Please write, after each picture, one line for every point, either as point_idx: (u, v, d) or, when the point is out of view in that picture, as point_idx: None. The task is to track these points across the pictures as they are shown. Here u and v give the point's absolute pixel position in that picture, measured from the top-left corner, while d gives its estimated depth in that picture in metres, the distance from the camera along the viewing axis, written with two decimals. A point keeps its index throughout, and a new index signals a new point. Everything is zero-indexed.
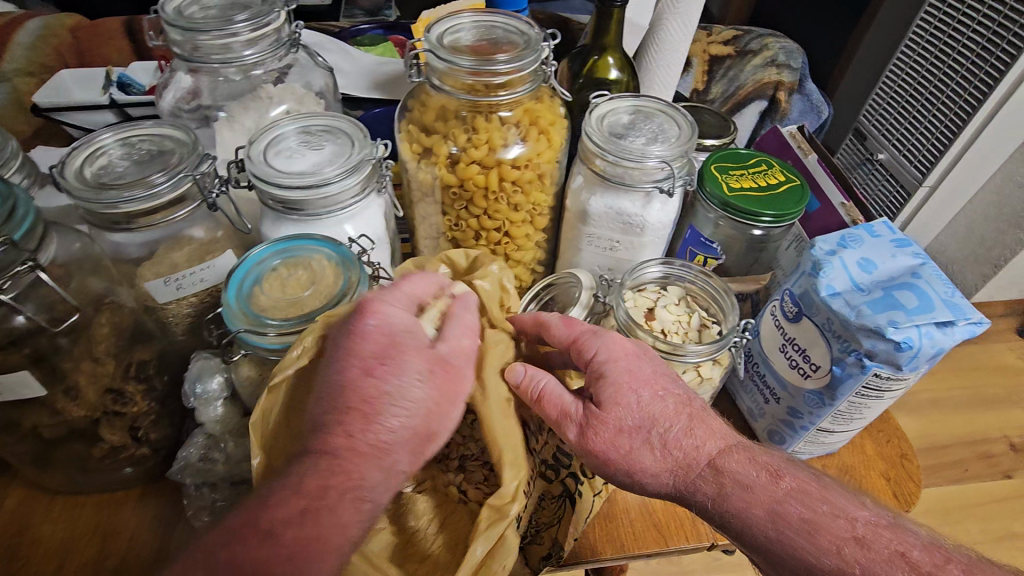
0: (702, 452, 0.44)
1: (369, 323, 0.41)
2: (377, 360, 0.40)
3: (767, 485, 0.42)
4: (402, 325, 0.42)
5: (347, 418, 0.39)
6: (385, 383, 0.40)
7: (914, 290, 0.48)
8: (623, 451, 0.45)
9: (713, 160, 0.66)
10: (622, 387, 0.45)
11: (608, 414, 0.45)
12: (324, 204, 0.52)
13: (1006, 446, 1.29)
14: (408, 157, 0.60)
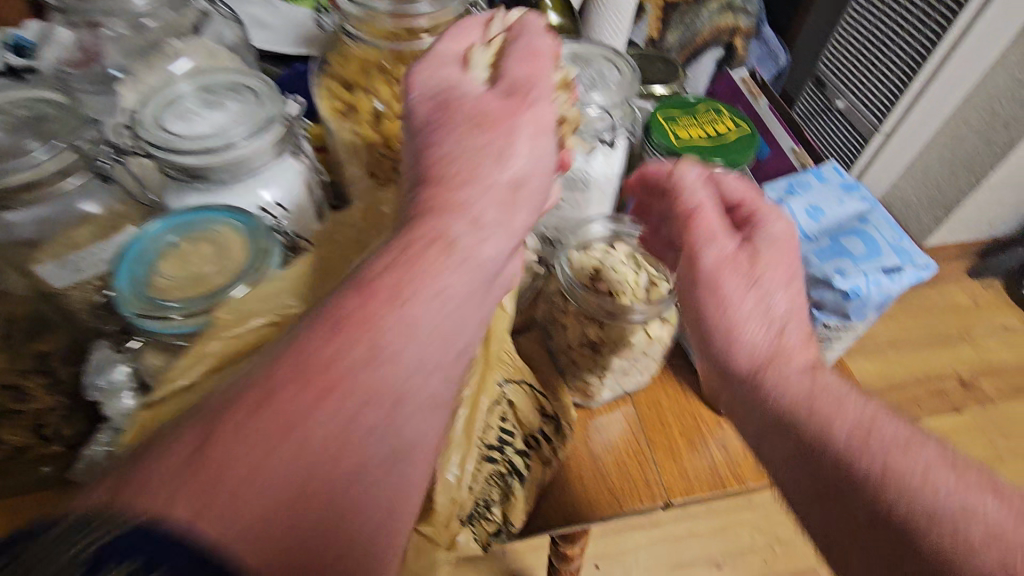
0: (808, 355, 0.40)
1: (445, 108, 0.37)
2: (506, 138, 0.36)
3: (854, 400, 0.38)
4: (493, 119, 0.36)
5: (472, 147, 0.35)
6: (479, 150, 0.35)
7: (862, 237, 0.47)
8: (773, 317, 0.41)
9: (660, 108, 0.62)
10: (763, 242, 0.43)
11: (756, 246, 0.43)
12: (233, 169, 0.47)
13: (957, 382, 1.33)
14: (329, 116, 0.55)
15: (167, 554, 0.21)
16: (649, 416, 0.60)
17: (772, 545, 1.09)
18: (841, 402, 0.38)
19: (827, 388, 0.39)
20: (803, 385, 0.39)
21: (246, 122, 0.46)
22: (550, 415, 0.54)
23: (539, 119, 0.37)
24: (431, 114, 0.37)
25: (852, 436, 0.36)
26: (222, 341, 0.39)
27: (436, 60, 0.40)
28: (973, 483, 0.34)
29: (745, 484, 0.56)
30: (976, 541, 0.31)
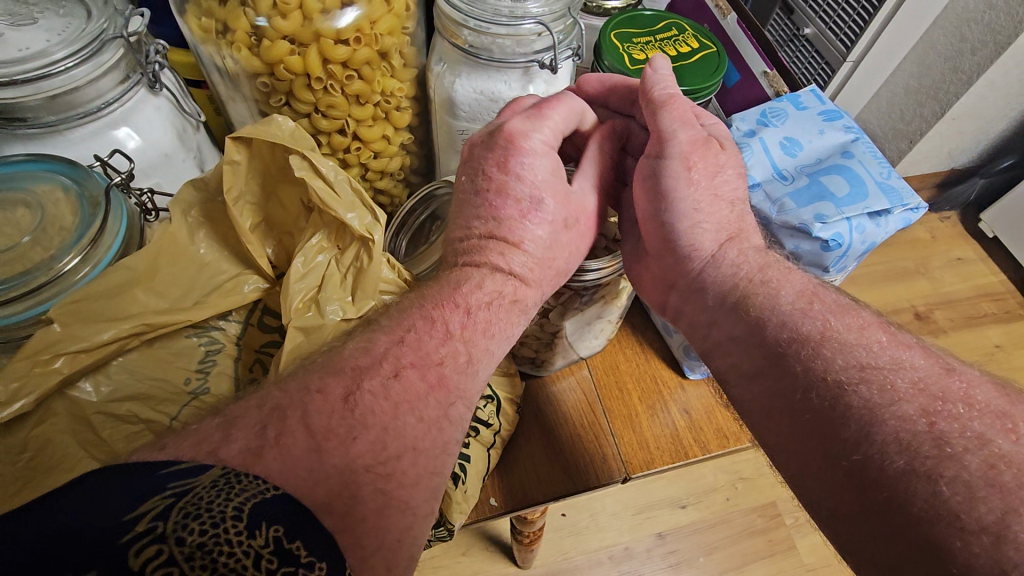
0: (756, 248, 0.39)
1: (519, 199, 0.37)
2: (542, 256, 0.37)
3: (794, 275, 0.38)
4: (554, 263, 0.38)
5: (494, 246, 0.36)
6: (515, 266, 0.36)
7: (845, 173, 0.39)
8: (727, 198, 0.39)
9: (613, 26, 0.52)
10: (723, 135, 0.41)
11: (711, 154, 0.39)
12: (56, 110, 0.36)
13: (913, 314, 1.34)
14: (197, 39, 0.43)
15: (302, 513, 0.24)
16: (606, 382, 0.54)
17: (735, 482, 1.08)
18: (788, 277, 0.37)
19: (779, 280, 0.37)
20: (756, 259, 0.38)
21: (67, 40, 0.34)
22: (488, 395, 0.47)
23: (581, 241, 0.40)
24: (500, 196, 0.37)
25: (794, 317, 0.35)
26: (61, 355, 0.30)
27: (518, 142, 0.37)
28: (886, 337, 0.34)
29: (710, 453, 0.51)
30: (903, 388, 0.31)
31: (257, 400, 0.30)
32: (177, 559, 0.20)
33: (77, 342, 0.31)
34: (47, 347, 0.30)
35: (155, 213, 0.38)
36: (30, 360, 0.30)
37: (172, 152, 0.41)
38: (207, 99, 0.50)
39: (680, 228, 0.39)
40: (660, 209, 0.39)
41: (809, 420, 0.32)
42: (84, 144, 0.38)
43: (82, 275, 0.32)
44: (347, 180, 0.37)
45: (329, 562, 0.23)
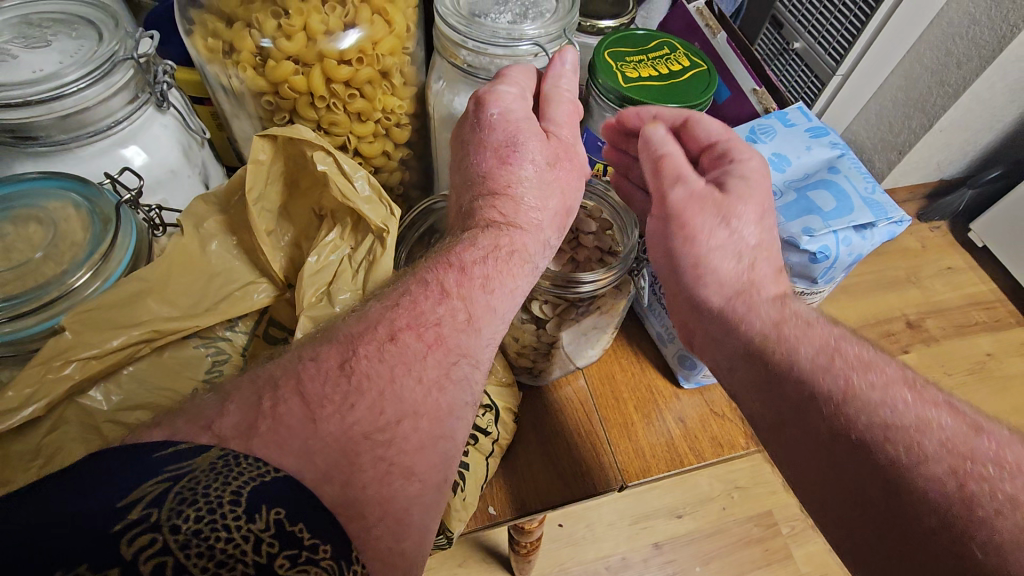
0: (777, 285, 0.39)
1: (497, 150, 0.39)
2: (534, 199, 0.39)
3: (823, 324, 0.38)
4: (548, 204, 0.39)
5: (487, 202, 0.38)
6: (506, 214, 0.38)
7: (831, 188, 0.41)
8: (745, 250, 0.40)
9: (607, 45, 0.54)
10: (753, 171, 0.41)
11: (723, 199, 0.40)
12: (66, 127, 0.37)
13: (904, 323, 1.35)
14: (204, 58, 0.44)
15: (307, 499, 0.25)
16: (602, 391, 0.55)
17: (731, 491, 1.09)
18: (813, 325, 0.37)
19: (795, 312, 0.38)
20: (770, 313, 0.38)
21: (79, 62, 0.36)
22: (486, 403, 0.48)
23: (573, 179, 0.41)
24: (485, 153, 0.39)
25: (814, 368, 0.35)
26: (79, 364, 0.31)
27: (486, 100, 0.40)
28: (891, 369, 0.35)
29: (704, 461, 0.52)
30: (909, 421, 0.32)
31: (252, 375, 0.30)
32: (172, 547, 0.21)
33: (89, 349, 0.31)
34: (63, 354, 0.31)
35: (162, 228, 0.40)
36: (41, 367, 0.30)
37: (179, 168, 0.42)
38: (211, 114, 0.52)
39: (693, 272, 0.41)
40: (676, 253, 0.41)
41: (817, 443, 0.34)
42: (94, 161, 0.39)
43: (93, 289, 0.32)
44: (365, 177, 0.38)
45: (331, 544, 0.25)
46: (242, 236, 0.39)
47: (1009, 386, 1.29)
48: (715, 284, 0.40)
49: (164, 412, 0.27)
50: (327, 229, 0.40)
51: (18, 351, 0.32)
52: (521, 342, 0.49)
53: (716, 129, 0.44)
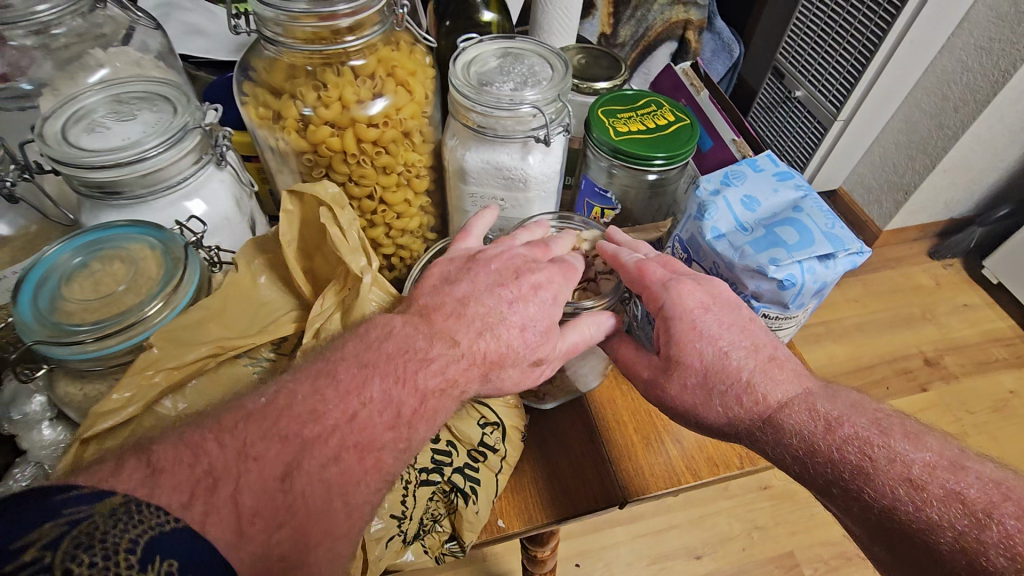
0: (764, 404, 0.43)
1: (515, 303, 0.42)
2: (510, 343, 0.41)
3: (823, 434, 0.42)
4: (508, 361, 0.41)
5: (465, 325, 0.40)
6: (488, 349, 0.40)
7: (795, 225, 0.46)
8: (719, 391, 0.43)
9: (600, 104, 0.61)
10: (681, 322, 0.44)
11: (675, 370, 0.44)
12: (144, 183, 0.44)
13: (921, 360, 1.36)
14: (255, 123, 0.52)
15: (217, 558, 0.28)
16: (603, 414, 0.59)
17: (751, 531, 1.09)
18: (810, 441, 0.42)
19: (794, 429, 0.42)
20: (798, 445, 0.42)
21: (159, 131, 0.43)
22: (493, 421, 0.51)
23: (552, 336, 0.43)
24: (489, 286, 0.42)
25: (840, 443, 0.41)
26: (166, 373, 0.38)
27: (529, 264, 0.44)
28: (902, 431, 0.41)
29: (701, 480, 0.56)
30: (914, 463, 0.39)
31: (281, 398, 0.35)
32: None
33: (173, 360, 0.38)
34: (151, 364, 0.37)
35: (219, 265, 0.47)
36: (138, 374, 0.37)
37: (231, 216, 0.50)
38: (257, 170, 0.60)
39: (681, 412, 0.45)
40: (661, 397, 0.46)
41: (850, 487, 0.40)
42: (164, 211, 0.46)
43: (162, 316, 0.39)
44: (356, 227, 0.44)
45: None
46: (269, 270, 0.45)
47: None
48: (712, 425, 0.45)
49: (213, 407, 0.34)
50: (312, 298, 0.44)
51: (102, 365, 0.38)
52: None
53: (633, 274, 0.47)
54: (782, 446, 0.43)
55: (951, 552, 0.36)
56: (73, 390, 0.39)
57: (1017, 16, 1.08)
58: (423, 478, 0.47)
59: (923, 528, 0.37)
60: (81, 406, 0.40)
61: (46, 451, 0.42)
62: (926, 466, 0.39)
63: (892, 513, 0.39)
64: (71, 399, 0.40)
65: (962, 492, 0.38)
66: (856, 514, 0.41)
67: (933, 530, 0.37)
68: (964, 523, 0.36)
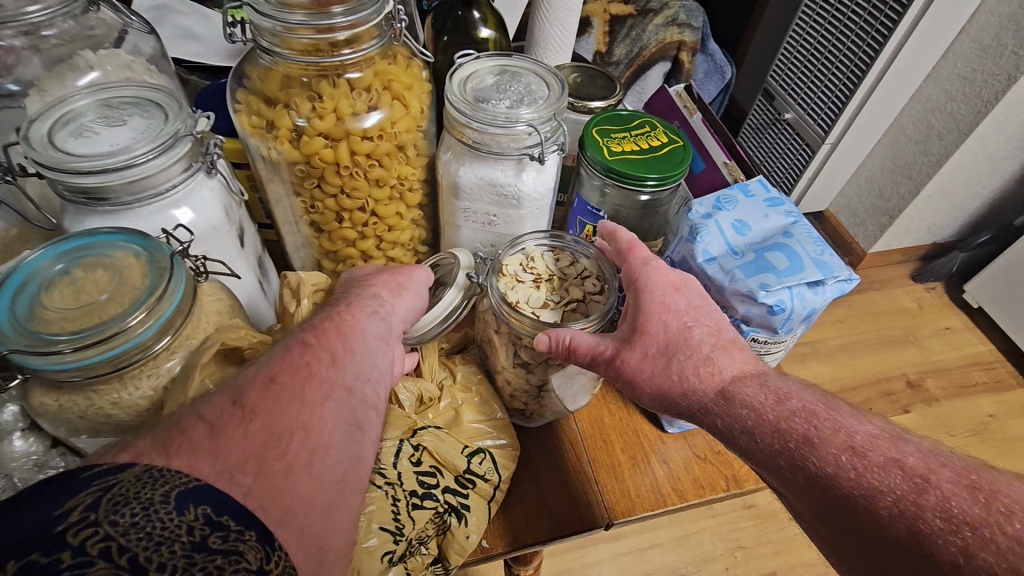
0: (716, 377, 0.41)
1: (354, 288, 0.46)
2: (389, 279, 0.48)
3: (773, 405, 0.39)
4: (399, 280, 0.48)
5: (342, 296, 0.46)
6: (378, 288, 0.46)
7: (785, 251, 0.47)
8: (678, 357, 0.42)
9: (594, 123, 0.62)
10: (656, 292, 0.45)
11: (639, 338, 0.43)
12: (132, 190, 0.43)
13: (904, 382, 1.37)
14: (247, 132, 0.52)
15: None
16: (591, 434, 0.58)
17: (734, 550, 1.09)
18: (760, 412, 0.39)
19: (743, 400, 0.40)
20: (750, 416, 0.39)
21: (149, 138, 0.43)
22: (478, 449, 0.50)
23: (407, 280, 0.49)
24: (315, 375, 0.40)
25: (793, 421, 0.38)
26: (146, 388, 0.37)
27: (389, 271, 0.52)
28: (849, 410, 0.38)
29: (687, 502, 0.55)
30: (857, 436, 0.36)
31: None
32: (114, 534, 0.24)
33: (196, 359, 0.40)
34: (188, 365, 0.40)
35: (206, 275, 0.46)
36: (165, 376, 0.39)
37: (221, 225, 0.49)
38: (248, 178, 0.60)
39: (641, 384, 0.43)
40: (628, 370, 0.43)
41: (784, 463, 0.37)
42: (152, 219, 0.46)
43: (145, 327, 0.38)
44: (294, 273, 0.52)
45: None
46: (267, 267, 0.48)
47: (1014, 449, 1.29)
48: (674, 400, 0.42)
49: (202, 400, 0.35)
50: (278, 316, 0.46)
51: (80, 377, 0.37)
52: (513, 383, 0.54)
53: (624, 247, 0.49)
54: (733, 419, 0.40)
55: (890, 518, 0.32)
56: (48, 401, 0.38)
57: (998, 49, 1.12)
58: (416, 502, 0.46)
59: (863, 493, 0.34)
60: (57, 417, 0.39)
61: (17, 463, 0.41)
62: (869, 437, 0.36)
63: (834, 483, 0.35)
64: (46, 411, 0.39)
65: (901, 458, 0.34)
66: (799, 488, 0.37)
67: (873, 496, 0.33)
68: (903, 487, 0.33)
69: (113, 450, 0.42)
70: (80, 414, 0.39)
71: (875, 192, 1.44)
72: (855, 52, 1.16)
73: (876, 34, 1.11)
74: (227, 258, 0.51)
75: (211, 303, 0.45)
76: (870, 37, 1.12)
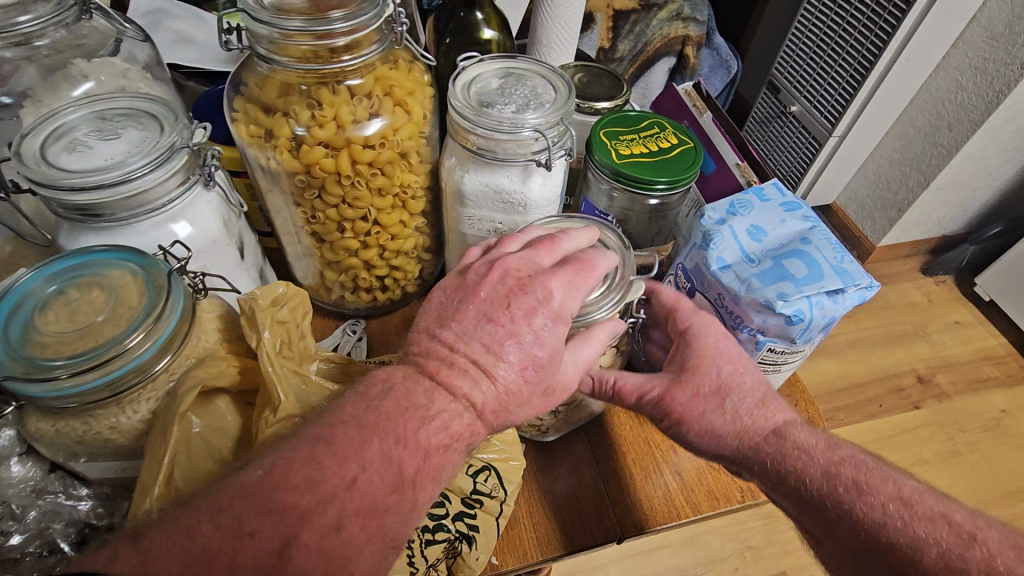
0: (770, 421, 0.45)
1: (516, 335, 0.36)
2: (509, 389, 0.36)
3: (824, 449, 0.44)
4: (511, 410, 0.37)
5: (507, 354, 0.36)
6: (485, 400, 0.36)
7: (803, 258, 0.45)
8: (728, 403, 0.44)
9: (602, 125, 0.60)
10: (710, 334, 0.45)
11: (688, 380, 0.44)
12: (128, 205, 0.42)
13: (914, 378, 1.35)
14: (245, 141, 0.50)
15: None
16: (601, 444, 0.57)
17: (743, 550, 1.08)
18: (813, 455, 0.44)
19: (795, 443, 0.44)
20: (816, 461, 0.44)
21: (144, 151, 0.41)
22: (482, 466, 0.48)
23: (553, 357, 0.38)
24: (479, 323, 0.36)
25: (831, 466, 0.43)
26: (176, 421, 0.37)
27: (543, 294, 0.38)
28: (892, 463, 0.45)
29: (701, 513, 0.54)
30: (908, 491, 0.42)
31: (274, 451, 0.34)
32: None
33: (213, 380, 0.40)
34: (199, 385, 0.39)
35: (205, 291, 0.44)
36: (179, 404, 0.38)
37: (219, 238, 0.48)
38: (247, 187, 0.59)
39: (691, 433, 0.45)
40: (679, 421, 0.44)
41: (828, 509, 0.43)
42: (149, 234, 0.44)
43: (144, 349, 0.37)
44: (280, 292, 0.45)
45: None
46: (246, 310, 0.43)
47: None
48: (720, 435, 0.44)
49: (262, 463, 0.31)
50: (262, 329, 0.42)
51: (78, 403, 0.36)
52: None
53: (670, 305, 0.48)
54: (784, 458, 0.44)
55: (935, 566, 0.39)
56: (44, 426, 0.37)
57: (1010, 37, 1.09)
58: (428, 538, 0.46)
59: (910, 545, 0.40)
60: (54, 442, 0.38)
61: (15, 490, 0.40)
62: (916, 491, 0.43)
63: (884, 531, 0.41)
64: (43, 436, 0.38)
65: (950, 515, 0.41)
66: (843, 536, 0.42)
67: (919, 546, 0.40)
68: (950, 541, 0.40)
69: (113, 473, 0.41)
70: (77, 438, 0.38)
71: (883, 186, 1.42)
72: (863, 43, 1.14)
73: (884, 25, 1.08)
74: (226, 272, 0.50)
75: (210, 322, 0.44)
76: (878, 28, 1.10)
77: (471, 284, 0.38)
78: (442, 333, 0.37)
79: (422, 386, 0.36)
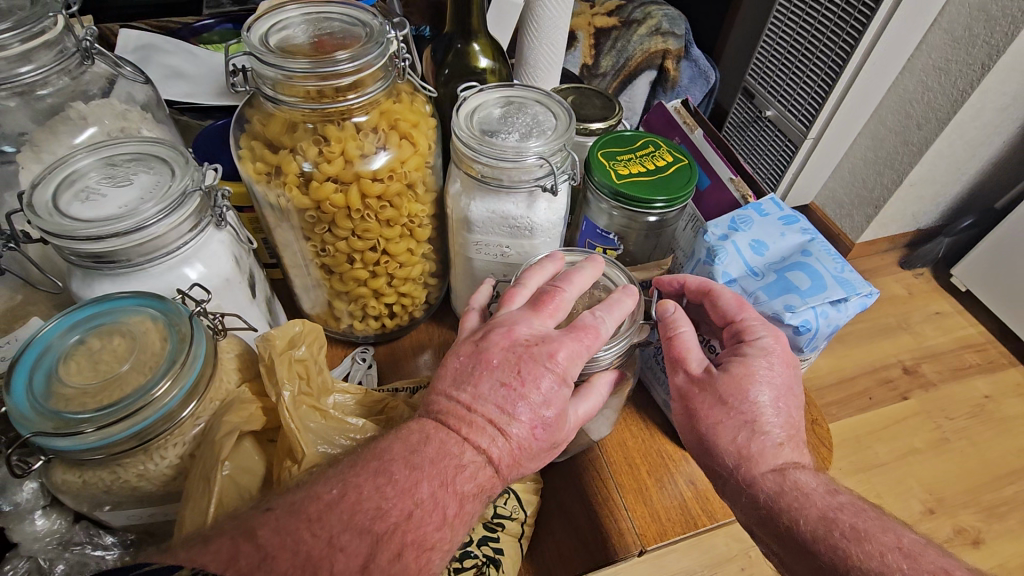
0: (776, 457, 0.44)
1: (526, 397, 0.37)
2: (521, 445, 0.37)
3: (826, 496, 0.43)
4: (523, 462, 0.38)
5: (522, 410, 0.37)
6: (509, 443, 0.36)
7: (805, 270, 0.47)
8: (733, 420, 0.44)
9: (598, 146, 0.62)
10: (761, 363, 0.44)
11: (721, 387, 0.45)
12: (142, 250, 0.42)
13: (900, 369, 1.39)
14: (251, 179, 0.51)
15: None
16: (616, 459, 0.58)
17: (748, 550, 1.09)
18: (815, 499, 0.43)
19: (798, 485, 0.43)
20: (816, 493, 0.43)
21: (158, 196, 0.42)
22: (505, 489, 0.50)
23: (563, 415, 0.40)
24: (493, 388, 0.37)
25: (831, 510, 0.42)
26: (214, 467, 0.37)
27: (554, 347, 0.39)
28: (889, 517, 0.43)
29: (717, 521, 0.55)
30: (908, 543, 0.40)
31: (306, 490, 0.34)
32: None
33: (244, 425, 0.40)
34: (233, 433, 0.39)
35: (224, 332, 0.44)
36: (214, 449, 0.38)
37: (232, 277, 0.48)
38: (251, 222, 0.59)
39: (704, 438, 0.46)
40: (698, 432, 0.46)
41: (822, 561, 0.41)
42: (164, 277, 0.44)
43: (171, 396, 0.37)
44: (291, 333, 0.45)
45: None
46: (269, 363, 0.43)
47: (1011, 428, 1.30)
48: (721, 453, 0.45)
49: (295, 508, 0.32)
50: (280, 384, 0.42)
51: (106, 453, 0.36)
52: None
53: (733, 307, 0.46)
54: (784, 498, 0.43)
55: None
56: (70, 478, 0.37)
57: (970, 39, 1.15)
58: (456, 567, 0.47)
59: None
60: (79, 493, 0.38)
61: (41, 543, 0.40)
62: (917, 542, 0.41)
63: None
64: (68, 488, 0.38)
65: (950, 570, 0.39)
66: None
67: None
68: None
69: (138, 520, 0.41)
70: (104, 488, 0.38)
71: (860, 184, 1.46)
72: (832, 50, 1.18)
73: (852, 32, 1.13)
74: (240, 309, 0.50)
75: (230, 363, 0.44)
76: (845, 35, 1.14)
77: (485, 348, 0.39)
78: (459, 393, 0.38)
79: (454, 437, 0.37)
